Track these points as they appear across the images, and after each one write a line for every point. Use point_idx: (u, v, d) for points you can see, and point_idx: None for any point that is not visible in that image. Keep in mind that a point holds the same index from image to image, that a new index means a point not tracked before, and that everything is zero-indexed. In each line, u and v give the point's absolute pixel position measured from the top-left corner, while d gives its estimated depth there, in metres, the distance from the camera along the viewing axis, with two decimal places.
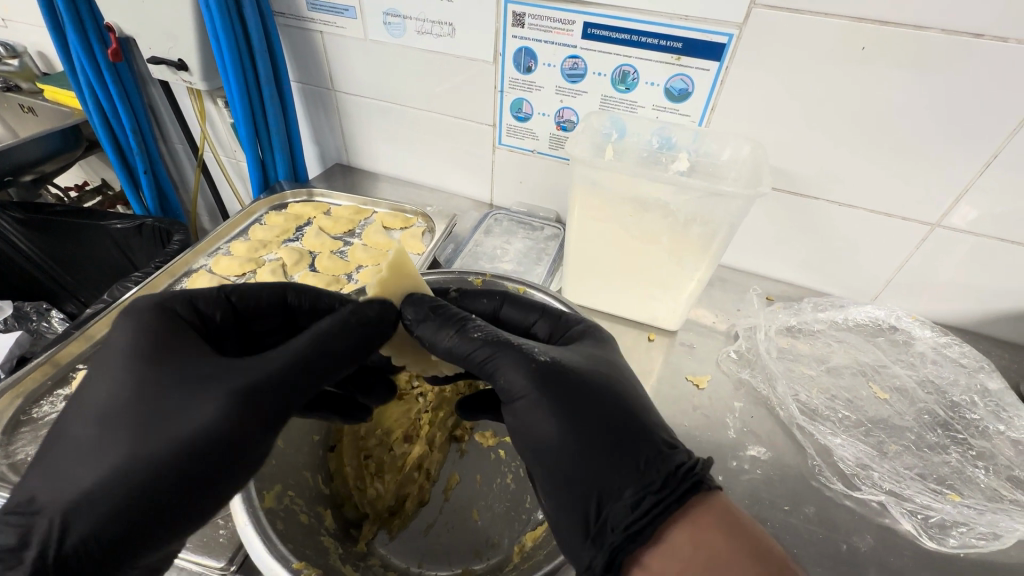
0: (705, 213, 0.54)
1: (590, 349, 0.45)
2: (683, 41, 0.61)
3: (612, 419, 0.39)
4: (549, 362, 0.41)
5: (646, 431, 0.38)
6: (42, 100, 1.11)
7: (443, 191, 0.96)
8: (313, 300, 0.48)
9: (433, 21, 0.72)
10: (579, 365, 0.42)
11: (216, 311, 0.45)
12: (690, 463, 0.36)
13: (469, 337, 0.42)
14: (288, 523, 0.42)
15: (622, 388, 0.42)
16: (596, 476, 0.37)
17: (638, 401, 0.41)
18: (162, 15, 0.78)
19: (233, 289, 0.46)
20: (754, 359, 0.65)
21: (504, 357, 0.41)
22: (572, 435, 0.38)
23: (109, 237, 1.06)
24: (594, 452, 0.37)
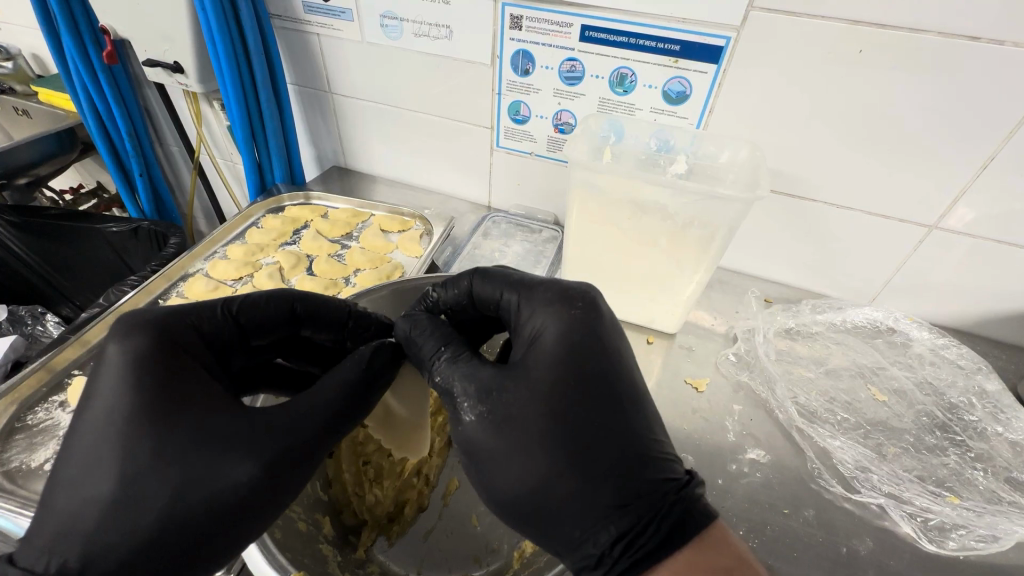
0: (705, 216, 0.54)
1: (541, 377, 0.38)
2: (680, 44, 0.61)
3: (551, 484, 0.35)
4: (483, 420, 0.37)
5: (591, 491, 0.35)
6: (35, 102, 1.10)
7: (441, 194, 0.95)
8: (323, 308, 0.47)
9: (429, 23, 0.71)
10: (516, 415, 0.37)
11: (222, 324, 0.43)
12: (631, 531, 0.34)
13: (432, 382, 0.41)
14: (287, 533, 0.42)
15: (572, 431, 0.36)
16: (543, 534, 0.37)
17: (592, 445, 0.36)
18: (157, 17, 0.77)
19: (235, 302, 0.44)
20: (753, 362, 0.65)
21: (446, 409, 0.40)
22: (509, 494, 0.37)
23: (105, 241, 1.05)
24: (535, 512, 0.36)
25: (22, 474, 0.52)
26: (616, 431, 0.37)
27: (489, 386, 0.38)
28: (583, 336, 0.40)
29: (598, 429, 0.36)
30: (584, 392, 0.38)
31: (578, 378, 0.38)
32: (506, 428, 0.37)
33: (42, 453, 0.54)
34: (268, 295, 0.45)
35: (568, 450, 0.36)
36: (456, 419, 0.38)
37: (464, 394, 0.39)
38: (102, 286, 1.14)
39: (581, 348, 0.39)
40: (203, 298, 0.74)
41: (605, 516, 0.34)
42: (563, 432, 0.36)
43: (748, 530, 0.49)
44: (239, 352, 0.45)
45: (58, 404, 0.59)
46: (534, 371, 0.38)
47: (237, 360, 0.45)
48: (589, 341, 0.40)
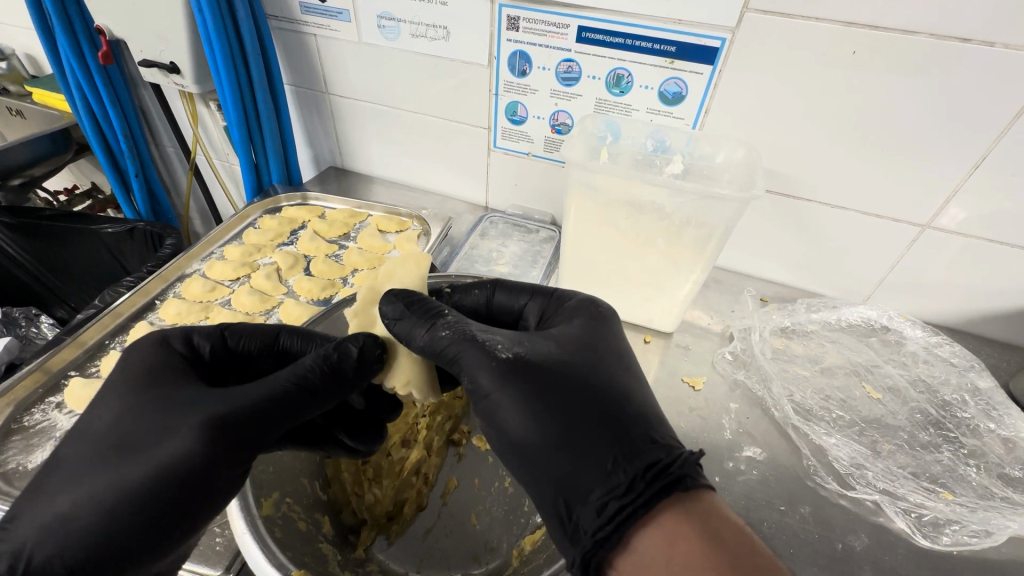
0: (701, 216, 0.54)
1: (567, 339, 0.44)
2: (676, 45, 0.61)
3: (577, 415, 0.38)
4: (510, 358, 0.41)
5: (618, 426, 0.37)
6: (29, 102, 1.10)
7: (438, 194, 0.96)
8: (307, 341, 0.47)
9: (426, 24, 0.72)
10: (540, 360, 0.41)
11: (214, 348, 0.45)
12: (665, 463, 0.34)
13: (435, 337, 0.43)
14: (287, 532, 0.42)
15: (600, 380, 0.41)
16: (566, 479, 0.37)
17: (616, 398, 0.39)
18: (154, 18, 0.77)
19: (230, 325, 0.46)
20: (749, 360, 0.65)
21: (469, 354, 0.41)
22: (535, 437, 0.38)
23: (100, 241, 1.04)
24: (562, 445, 0.37)
25: (18, 475, 0.52)
26: (637, 392, 0.41)
27: (521, 336, 0.43)
28: (605, 321, 0.47)
29: (621, 384, 0.41)
30: (609, 356, 0.43)
31: (600, 347, 0.44)
32: (535, 367, 0.40)
33: (39, 454, 0.54)
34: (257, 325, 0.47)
35: (595, 393, 0.39)
36: (489, 354, 0.41)
37: (495, 337, 0.42)
38: (98, 287, 1.13)
39: (597, 329, 0.45)
40: (200, 299, 0.74)
41: (637, 449, 0.36)
42: (590, 378, 0.40)
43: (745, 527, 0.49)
44: (233, 372, 0.47)
45: (55, 405, 0.59)
46: (564, 335, 0.44)
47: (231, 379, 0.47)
48: (607, 324, 0.47)
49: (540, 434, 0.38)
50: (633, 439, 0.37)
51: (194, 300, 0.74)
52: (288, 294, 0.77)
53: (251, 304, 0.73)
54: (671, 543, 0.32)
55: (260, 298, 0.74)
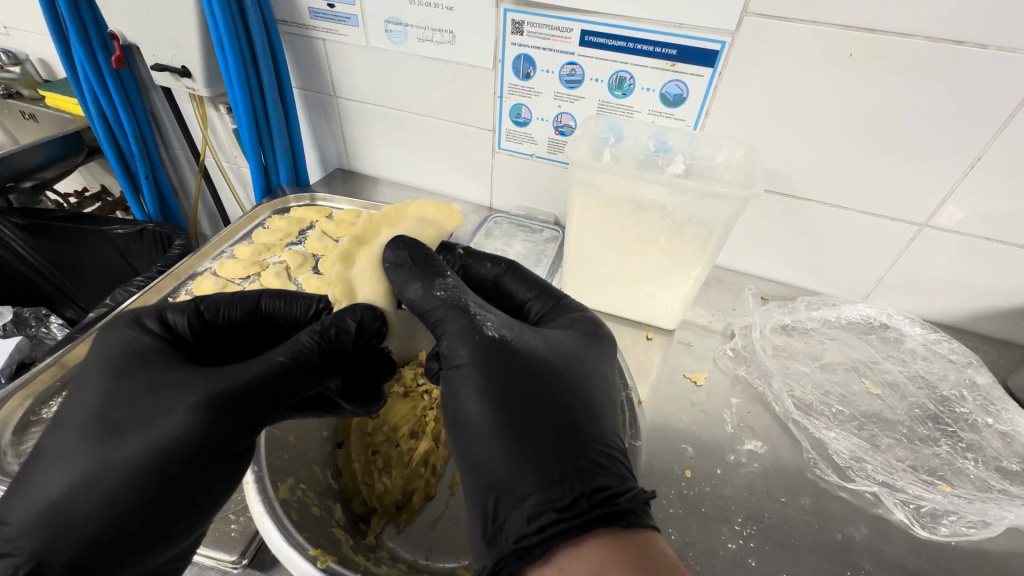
0: (701, 214, 0.56)
1: (555, 344, 0.46)
2: (677, 48, 0.64)
3: (541, 413, 0.40)
4: (494, 338, 0.44)
5: (578, 441, 0.40)
6: (42, 106, 1.12)
7: (442, 195, 0.97)
8: (288, 302, 0.51)
9: (433, 29, 0.74)
10: (525, 355, 0.44)
11: (191, 323, 0.47)
12: (613, 492, 0.36)
13: (431, 296, 0.47)
14: (303, 515, 0.43)
15: (575, 392, 0.43)
16: (505, 478, 0.38)
17: (585, 413, 0.42)
18: (168, 24, 0.79)
19: (202, 299, 0.48)
20: (750, 357, 0.66)
21: (456, 322, 0.45)
22: (492, 425, 0.40)
23: (109, 241, 1.07)
24: (514, 442, 0.39)
25: None
26: (607, 416, 0.43)
27: (511, 326, 0.46)
28: (600, 341, 0.50)
29: (592, 403, 0.43)
30: (594, 374, 0.46)
31: (587, 361, 0.46)
32: (515, 354, 0.43)
33: None
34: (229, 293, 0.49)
35: (567, 404, 0.42)
36: (476, 329, 0.44)
37: (486, 316, 0.45)
38: (107, 286, 1.14)
39: (589, 345, 0.48)
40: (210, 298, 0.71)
41: (587, 473, 0.37)
42: (564, 385, 0.43)
43: (746, 518, 0.49)
44: (219, 345, 0.50)
45: None
46: (555, 339, 0.47)
47: (216, 352, 0.50)
48: (598, 342, 0.49)
49: (493, 422, 0.40)
50: (588, 459, 0.38)
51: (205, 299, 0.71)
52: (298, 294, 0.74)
53: None
54: (596, 564, 0.32)
55: None
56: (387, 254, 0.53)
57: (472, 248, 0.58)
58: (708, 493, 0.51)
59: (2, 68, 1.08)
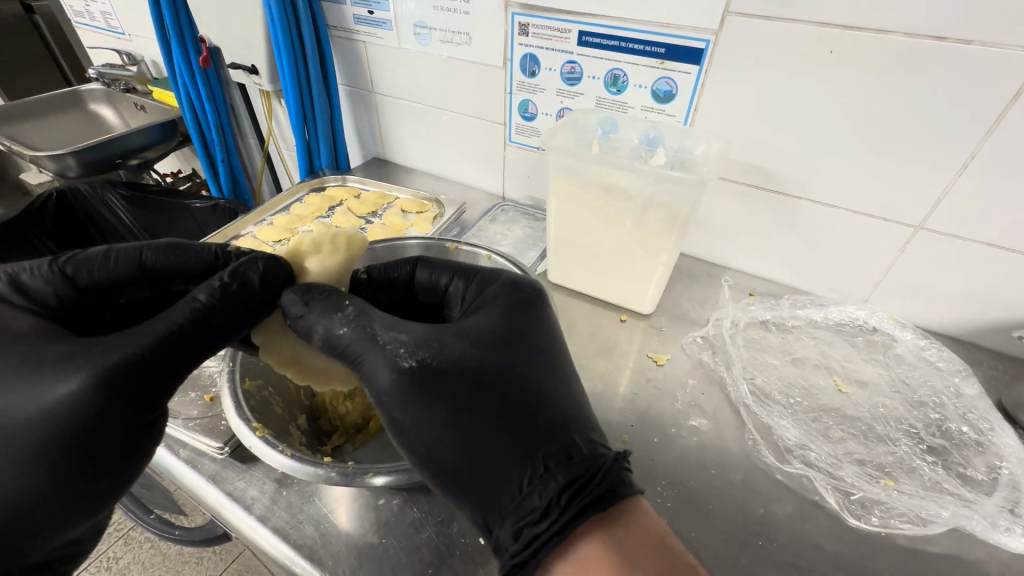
0: (664, 199, 0.59)
1: (482, 337, 0.49)
2: (665, 47, 0.68)
3: (492, 429, 0.44)
4: (413, 368, 0.44)
5: (535, 441, 0.44)
6: (150, 99, 1.35)
7: (462, 184, 1.05)
8: (166, 254, 0.52)
9: (453, 31, 0.83)
10: (450, 377, 0.45)
11: (63, 284, 0.50)
12: (580, 481, 0.41)
13: (336, 335, 0.47)
14: (261, 406, 0.54)
15: (509, 385, 0.46)
16: (490, 498, 0.43)
17: (530, 408, 0.45)
18: (243, 29, 0.95)
19: (66, 263, 0.51)
20: (718, 345, 0.67)
21: (371, 357, 0.46)
22: (452, 457, 0.44)
23: (190, 215, 1.29)
24: (479, 469, 0.43)
25: None
26: (551, 395, 0.47)
27: (429, 339, 0.47)
28: (523, 312, 0.53)
29: (535, 387, 0.47)
30: (518, 353, 0.49)
31: (511, 345, 0.49)
32: (438, 378, 0.45)
33: None
34: (102, 253, 0.51)
35: (511, 405, 0.45)
36: (392, 363, 0.45)
37: (397, 344, 0.46)
38: None
39: (510, 329, 0.51)
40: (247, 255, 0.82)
41: (553, 469, 0.42)
42: (500, 383, 0.46)
43: (669, 481, 0.52)
44: (101, 303, 0.53)
45: None
46: (478, 331, 0.50)
47: (102, 314, 0.54)
48: (523, 313, 0.53)
49: (455, 444, 0.44)
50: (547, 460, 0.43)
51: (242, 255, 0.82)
52: None
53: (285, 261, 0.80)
54: (590, 565, 0.38)
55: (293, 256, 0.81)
56: (282, 301, 0.51)
57: (371, 267, 0.63)
58: (639, 457, 0.54)
59: (124, 67, 1.32)
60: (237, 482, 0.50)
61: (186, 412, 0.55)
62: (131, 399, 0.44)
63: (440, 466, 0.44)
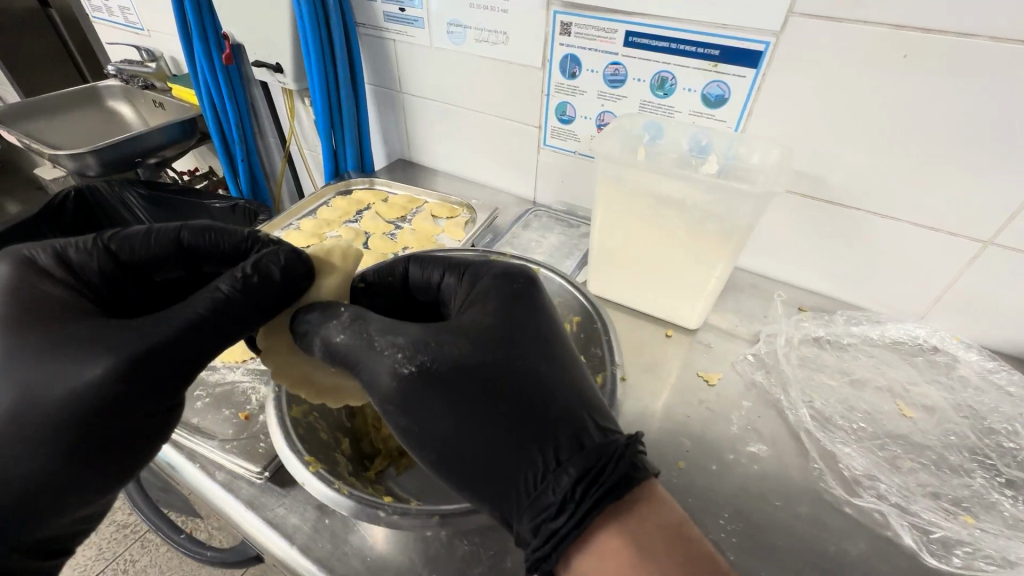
0: (722, 211, 0.56)
1: (479, 333, 0.47)
2: (719, 49, 0.64)
3: (499, 423, 0.43)
4: (413, 372, 0.43)
5: (543, 432, 0.42)
6: (169, 96, 1.33)
7: (490, 188, 1.02)
8: (206, 236, 0.54)
9: (489, 30, 0.80)
10: (453, 374, 0.44)
11: (103, 259, 0.51)
12: (593, 472, 0.40)
13: (335, 343, 0.46)
14: (308, 433, 0.51)
15: (511, 378, 0.45)
16: (505, 492, 0.43)
17: (536, 399, 0.44)
18: (269, 26, 0.92)
19: (112, 239, 0.51)
20: (771, 364, 0.64)
21: (370, 365, 0.44)
22: (463, 454, 0.43)
23: (208, 214, 1.25)
24: (491, 465, 0.43)
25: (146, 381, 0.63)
26: (556, 387, 0.45)
27: (427, 339, 0.45)
28: (519, 299, 0.51)
29: (539, 381, 0.45)
30: (518, 341, 0.47)
31: (509, 334, 0.47)
32: (443, 378, 0.43)
33: None
34: (144, 232, 0.52)
35: (517, 397, 0.44)
36: (391, 370, 0.43)
37: (395, 349, 0.43)
38: None
39: (509, 318, 0.49)
40: None
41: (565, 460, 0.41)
42: (499, 382, 0.45)
43: (732, 514, 0.49)
44: (134, 282, 0.54)
45: None
46: (478, 322, 0.48)
47: (134, 292, 0.54)
48: (519, 305, 0.51)
49: (462, 443, 0.44)
50: (558, 449, 0.42)
51: None
52: None
53: None
54: (610, 558, 0.38)
55: None
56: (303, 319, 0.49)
57: (365, 270, 0.61)
58: (697, 486, 0.51)
59: (143, 63, 1.29)
60: (277, 509, 0.48)
61: (222, 431, 0.53)
62: (153, 385, 0.44)
63: (451, 462, 0.44)
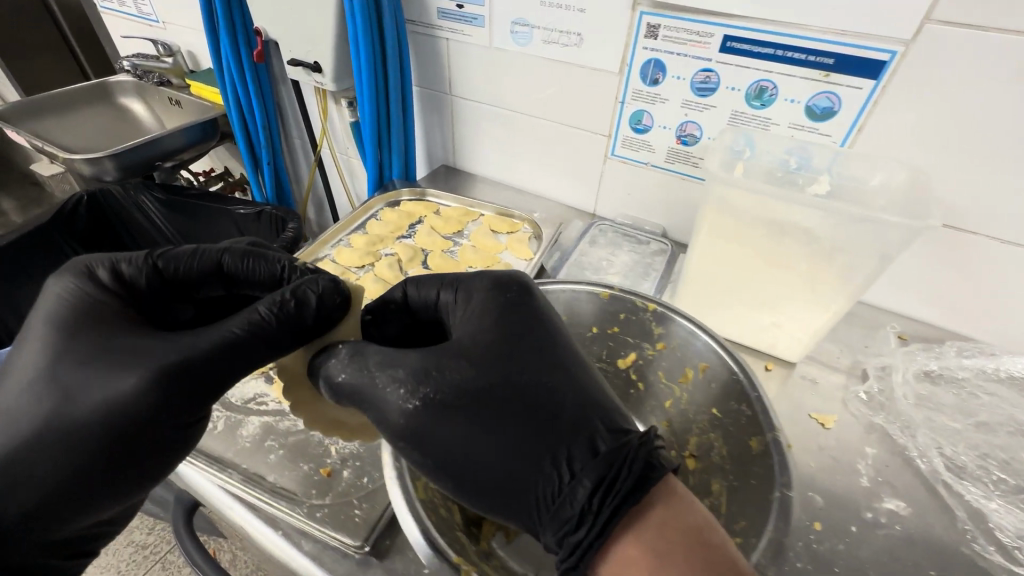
0: (855, 242, 0.50)
1: (481, 351, 0.43)
2: (834, 57, 0.58)
3: (506, 438, 0.40)
4: (415, 404, 0.40)
5: (553, 443, 0.39)
6: (186, 93, 1.24)
7: (544, 198, 0.96)
8: (252, 259, 0.49)
9: (560, 31, 0.73)
10: (453, 393, 0.41)
11: (149, 276, 0.47)
12: (608, 479, 0.36)
13: (338, 381, 0.44)
14: (438, 516, 0.43)
15: (516, 390, 0.41)
16: (529, 509, 0.39)
17: (539, 408, 0.40)
18: (310, 22, 0.85)
19: (161, 255, 0.48)
20: (888, 404, 0.59)
21: (375, 401, 0.42)
22: (478, 472, 0.40)
23: (232, 220, 1.18)
24: (504, 481, 0.39)
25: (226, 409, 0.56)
26: (563, 391, 0.41)
27: (427, 369, 0.42)
28: (523, 305, 0.47)
29: (547, 388, 0.41)
30: (521, 353, 0.43)
31: (512, 345, 0.44)
32: (450, 403, 0.41)
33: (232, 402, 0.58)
34: (190, 251, 0.48)
35: (522, 410, 0.40)
36: (392, 403, 0.41)
37: (393, 383, 0.42)
38: None
39: (509, 328, 0.45)
40: None
41: (580, 471, 0.37)
42: (503, 396, 0.41)
43: None
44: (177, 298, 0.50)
45: None
46: (476, 337, 0.44)
47: (179, 307, 0.51)
48: (519, 314, 0.47)
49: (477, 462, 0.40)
50: (570, 459, 0.38)
51: None
52: None
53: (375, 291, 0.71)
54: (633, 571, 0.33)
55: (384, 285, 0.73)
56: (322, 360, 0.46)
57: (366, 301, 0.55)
58: (841, 553, 0.46)
59: (159, 58, 1.21)
60: None
61: (306, 493, 0.46)
62: (187, 401, 0.42)
63: (466, 481, 0.40)
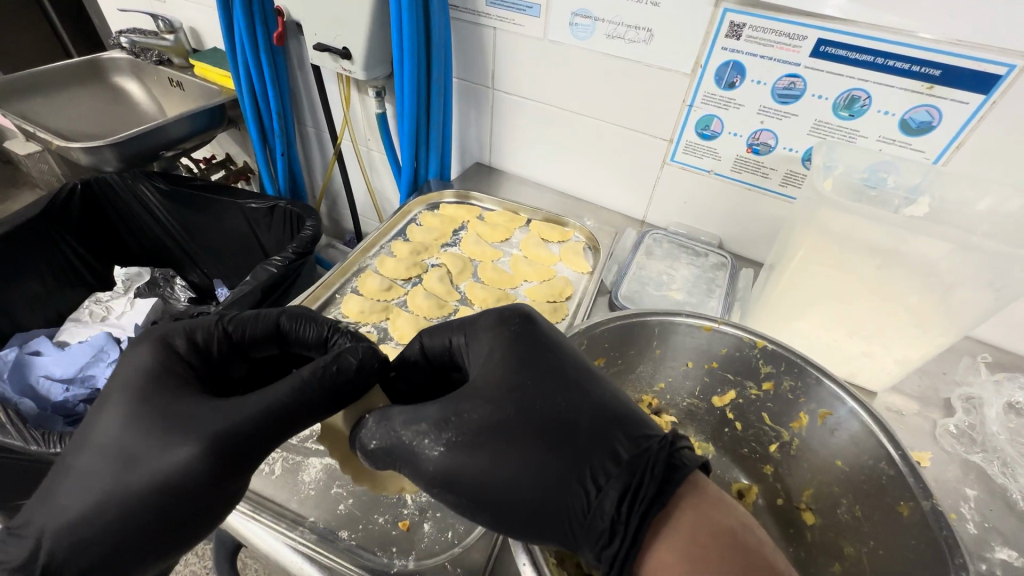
0: (976, 276, 0.46)
1: (494, 386, 0.39)
2: (942, 69, 0.54)
3: (527, 463, 0.36)
4: (440, 455, 0.36)
5: (577, 460, 0.35)
6: (189, 74, 1.14)
7: (589, 202, 0.90)
8: (312, 322, 0.45)
9: (628, 26, 0.67)
10: (475, 430, 0.37)
11: (218, 343, 0.43)
12: (633, 488, 0.33)
13: (371, 449, 0.40)
14: None
15: (531, 412, 0.37)
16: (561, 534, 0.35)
17: (558, 425, 0.37)
18: (343, 4, 0.77)
19: (229, 318, 0.44)
20: (980, 439, 0.56)
21: (404, 457, 0.38)
22: (500, 501, 0.36)
23: (240, 213, 1.09)
24: (531, 509, 0.35)
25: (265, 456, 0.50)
26: (577, 410, 0.37)
27: (449, 413, 0.38)
28: (530, 327, 0.43)
29: (561, 410, 0.37)
30: (534, 379, 0.39)
31: (521, 370, 0.39)
32: (473, 441, 0.36)
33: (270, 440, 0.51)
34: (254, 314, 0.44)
35: (540, 433, 0.36)
36: (420, 459, 0.37)
37: (421, 436, 0.37)
38: (234, 254, 1.19)
39: (521, 354, 0.41)
40: (378, 297, 0.68)
41: (607, 480, 0.34)
42: (522, 424, 0.37)
43: None
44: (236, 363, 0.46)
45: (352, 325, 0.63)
46: (489, 368, 0.41)
47: (235, 371, 0.46)
48: (528, 339, 0.42)
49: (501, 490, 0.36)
50: (594, 470, 0.35)
51: (370, 297, 0.68)
52: (461, 301, 0.70)
53: (428, 307, 0.66)
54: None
55: (436, 300, 0.68)
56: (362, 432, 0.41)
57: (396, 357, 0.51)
58: None
59: (158, 35, 1.10)
60: None
61: (384, 552, 0.42)
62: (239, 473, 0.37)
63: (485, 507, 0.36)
